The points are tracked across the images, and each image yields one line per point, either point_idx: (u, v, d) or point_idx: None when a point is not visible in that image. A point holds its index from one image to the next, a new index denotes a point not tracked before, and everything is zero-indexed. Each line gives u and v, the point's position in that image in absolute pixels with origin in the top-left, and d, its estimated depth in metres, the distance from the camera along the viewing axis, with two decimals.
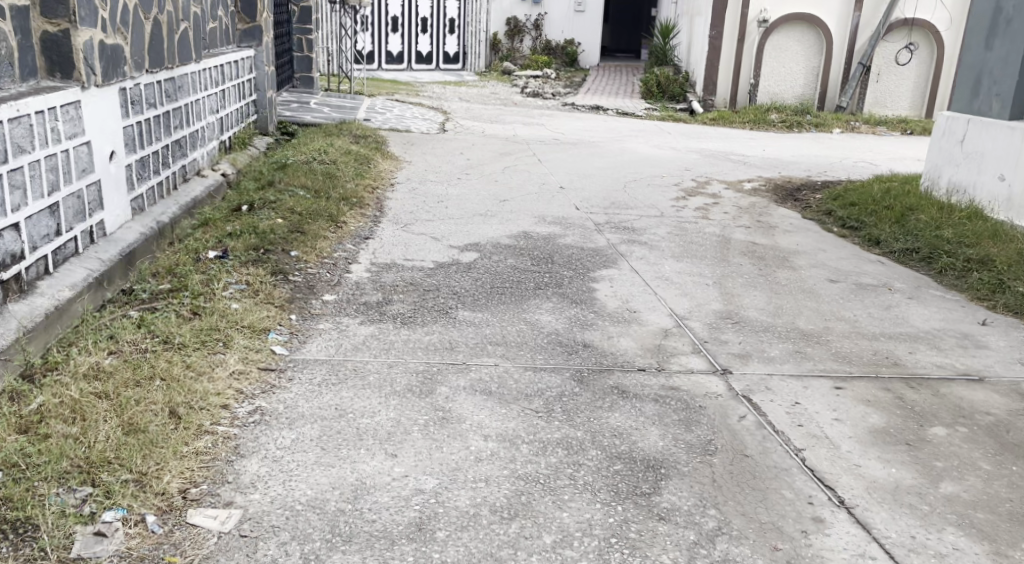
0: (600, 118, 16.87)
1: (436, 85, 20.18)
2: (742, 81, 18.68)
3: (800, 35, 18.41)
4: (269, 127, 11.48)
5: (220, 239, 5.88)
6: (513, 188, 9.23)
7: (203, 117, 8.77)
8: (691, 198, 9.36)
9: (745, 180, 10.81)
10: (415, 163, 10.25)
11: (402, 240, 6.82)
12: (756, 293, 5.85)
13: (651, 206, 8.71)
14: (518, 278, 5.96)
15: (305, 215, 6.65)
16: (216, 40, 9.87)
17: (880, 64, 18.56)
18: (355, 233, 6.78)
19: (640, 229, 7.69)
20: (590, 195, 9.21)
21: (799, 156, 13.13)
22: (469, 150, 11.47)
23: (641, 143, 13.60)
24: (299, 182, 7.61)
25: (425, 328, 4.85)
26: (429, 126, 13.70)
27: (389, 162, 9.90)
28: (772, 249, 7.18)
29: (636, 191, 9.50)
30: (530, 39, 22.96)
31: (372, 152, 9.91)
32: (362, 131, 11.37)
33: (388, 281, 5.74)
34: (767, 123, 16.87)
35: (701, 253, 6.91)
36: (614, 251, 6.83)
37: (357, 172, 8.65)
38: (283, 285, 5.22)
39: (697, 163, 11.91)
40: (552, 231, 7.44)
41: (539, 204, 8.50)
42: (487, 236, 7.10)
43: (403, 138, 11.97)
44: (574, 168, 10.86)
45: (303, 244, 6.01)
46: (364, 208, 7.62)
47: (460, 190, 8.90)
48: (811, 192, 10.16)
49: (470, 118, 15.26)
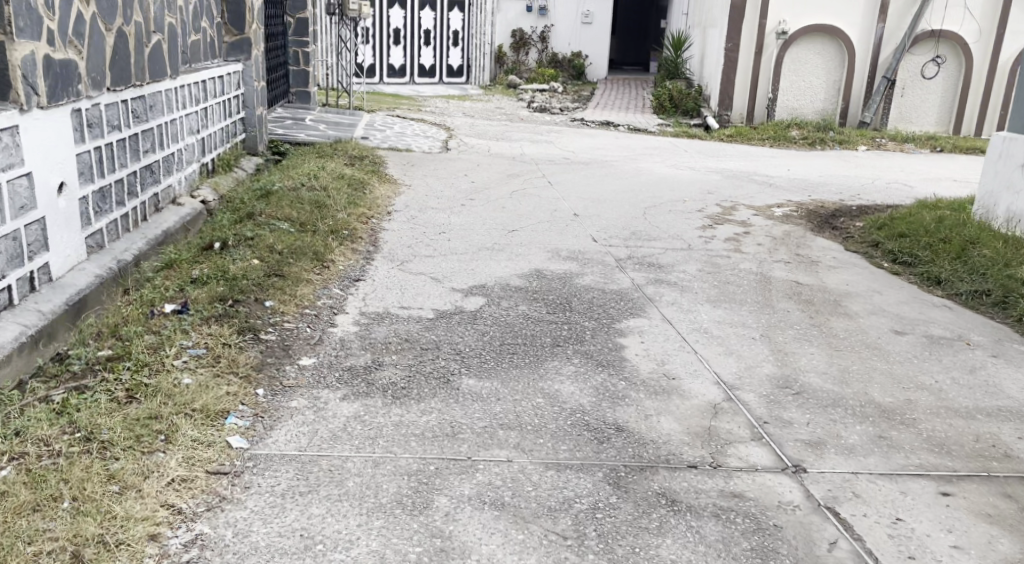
0: (612, 135, 16.03)
1: (439, 99, 19.37)
2: (760, 95, 17.84)
3: (820, 47, 17.61)
4: (258, 147, 10.64)
5: (183, 286, 5.00)
6: (523, 215, 8.39)
7: (180, 139, 7.89)
8: (718, 226, 8.51)
9: (775, 205, 9.98)
10: (416, 187, 9.42)
11: (397, 281, 5.95)
12: (813, 349, 4.99)
13: (677, 237, 7.86)
14: (532, 333, 5.07)
15: (286, 255, 5.76)
16: (198, 54, 9.02)
17: (905, 78, 17.77)
18: (344, 274, 5.90)
19: (667, 265, 6.83)
20: (609, 223, 8.35)
21: (828, 176, 12.29)
22: (474, 171, 10.63)
23: (657, 162, 12.74)
24: (283, 213, 6.73)
25: (421, 403, 3.97)
26: (431, 144, 12.87)
27: (387, 187, 9.05)
28: (820, 290, 6.33)
29: (659, 219, 8.65)
30: (536, 52, 22.15)
31: (368, 176, 9.05)
32: (359, 151, 10.52)
33: (379, 336, 4.86)
34: (788, 140, 16.02)
35: (740, 296, 6.06)
36: (640, 294, 5.97)
37: (351, 200, 7.78)
38: (251, 349, 4.34)
39: (720, 185, 11.05)
40: (569, 268, 6.59)
41: (552, 235, 7.65)
42: (495, 275, 6.23)
43: (403, 158, 11.12)
44: (587, 191, 10.00)
45: (280, 292, 5.12)
46: (356, 242, 6.75)
47: (465, 219, 8.05)
48: (848, 219, 9.33)
49: (474, 135, 14.43)
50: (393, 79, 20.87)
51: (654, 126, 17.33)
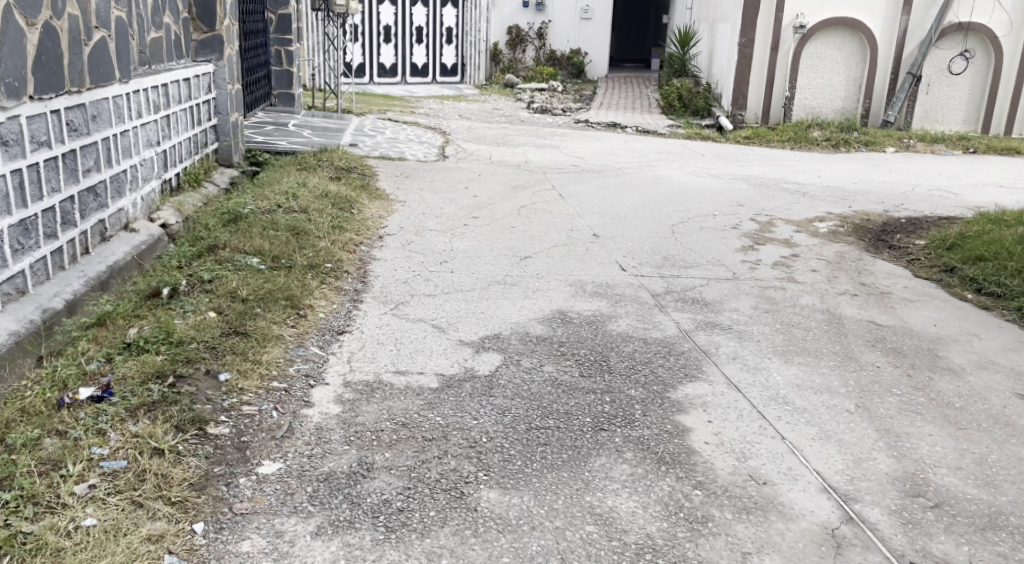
0: (620, 137, 14.92)
1: (433, 100, 18.22)
2: (776, 93, 16.73)
3: (840, 42, 16.51)
4: (234, 158, 9.47)
5: (111, 354, 3.81)
6: (536, 237, 7.29)
7: (135, 153, 6.72)
8: (760, 248, 7.42)
9: (817, 219, 8.90)
10: (412, 203, 8.28)
11: (390, 332, 4.79)
12: (928, 427, 3.90)
13: (718, 261, 6.78)
14: (567, 410, 3.91)
15: (250, 305, 4.58)
16: (160, 53, 7.84)
17: (931, 74, 16.69)
18: (324, 326, 4.73)
19: (714, 301, 5.72)
20: (635, 245, 7.24)
21: (863, 184, 11.21)
22: (477, 183, 9.51)
23: (674, 168, 11.62)
24: (251, 245, 5.56)
25: (426, 540, 2.88)
26: (427, 151, 11.73)
27: (379, 204, 7.91)
28: (906, 333, 5.23)
29: (692, 240, 7.55)
30: (533, 49, 21.01)
31: (356, 193, 7.88)
32: (346, 162, 9.35)
33: (368, 420, 3.69)
34: (810, 142, 14.92)
35: (812, 345, 4.96)
36: (691, 346, 4.84)
37: (334, 225, 6.61)
38: (192, 458, 3.16)
39: (749, 196, 9.94)
40: (599, 307, 5.49)
41: (573, 263, 6.53)
42: (511, 322, 5.10)
43: (396, 168, 9.97)
44: (604, 205, 8.88)
45: (237, 359, 3.94)
46: (339, 279, 5.58)
47: (470, 242, 6.93)
48: (904, 235, 8.26)
49: (473, 140, 13.30)
50: (384, 79, 19.70)
51: (664, 127, 16.20)
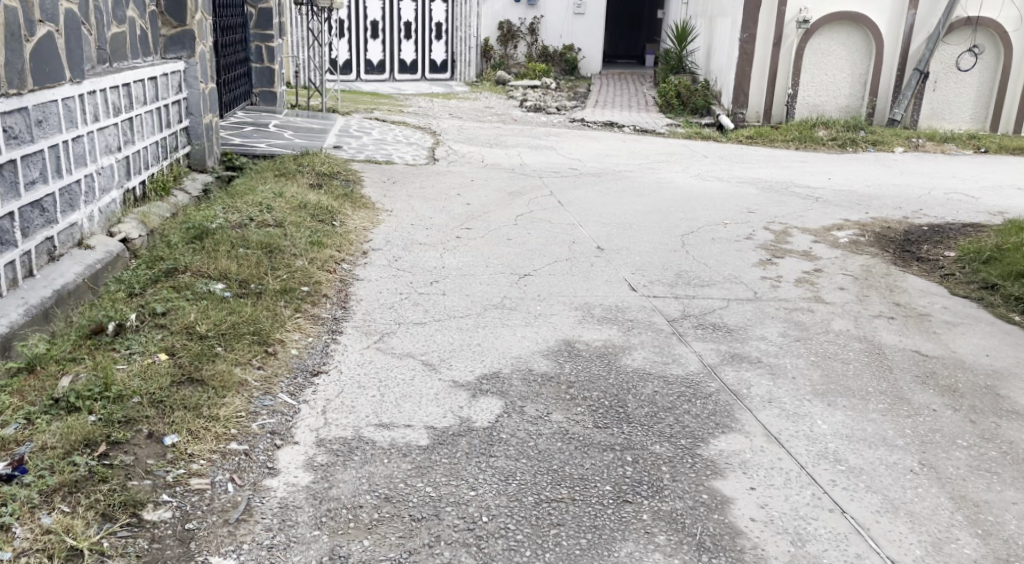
0: (618, 137, 14.30)
1: (422, 98, 17.56)
2: (778, 91, 16.15)
3: (844, 37, 15.93)
4: (207, 163, 8.81)
5: (34, 414, 3.17)
6: (534, 252, 6.67)
7: (92, 161, 6.07)
8: (779, 262, 6.81)
9: (834, 228, 8.32)
10: (400, 212, 7.65)
11: (373, 372, 4.16)
12: (1010, 493, 3.30)
13: (736, 279, 6.17)
14: (582, 475, 3.28)
15: (211, 344, 3.94)
16: (122, 50, 7.17)
17: (937, 71, 16.14)
18: (298, 366, 4.09)
19: (738, 328, 5.11)
20: (643, 260, 6.63)
21: (876, 188, 10.65)
22: (470, 189, 8.88)
23: (677, 171, 11.02)
24: (216, 268, 4.91)
25: None
26: (416, 153, 11.09)
27: (363, 215, 7.27)
28: (957, 366, 4.64)
29: (706, 253, 6.94)
30: (525, 45, 20.37)
31: (338, 202, 7.23)
32: (328, 167, 8.70)
33: (344, 493, 3.07)
34: (815, 141, 14.34)
35: (855, 383, 4.35)
36: (719, 385, 4.22)
37: (312, 241, 5.96)
38: (119, 559, 2.67)
39: (759, 202, 9.35)
40: (609, 336, 4.86)
41: (577, 282, 5.90)
42: (511, 357, 4.48)
43: (383, 173, 9.34)
44: (606, 213, 8.26)
45: (188, 415, 3.30)
46: (316, 306, 4.93)
47: (464, 259, 6.31)
48: (929, 245, 7.69)
49: (464, 141, 12.67)
50: (372, 76, 19.01)
51: (663, 126, 15.59)
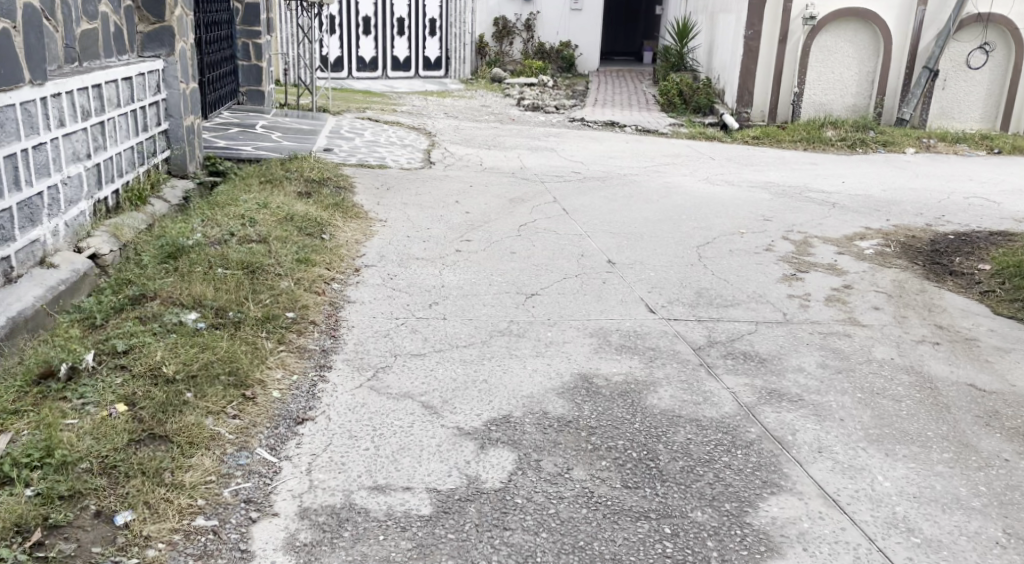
0: (620, 138, 13.81)
1: (416, 96, 17.03)
2: (784, 90, 15.65)
3: (852, 35, 15.41)
4: (189, 168, 8.28)
5: None
6: (540, 268, 6.17)
7: (58, 169, 5.55)
8: (804, 277, 6.32)
9: (856, 237, 7.83)
10: (394, 222, 7.13)
11: (367, 417, 3.65)
12: None
13: (761, 298, 5.67)
14: (614, 554, 2.86)
15: (177, 389, 3.42)
16: (93, 49, 6.64)
17: (947, 69, 15.67)
18: (280, 413, 3.56)
19: (771, 357, 4.61)
20: (658, 276, 6.13)
21: (893, 192, 10.16)
22: (468, 196, 8.37)
23: (684, 175, 10.52)
24: (189, 293, 4.38)
25: None
26: (411, 156, 10.56)
27: (355, 225, 6.75)
28: (1021, 404, 4.15)
29: (724, 267, 6.44)
30: (521, 42, 19.85)
31: (328, 212, 6.71)
32: (318, 172, 8.18)
33: None
34: (823, 142, 13.87)
35: (911, 425, 3.84)
36: (759, 430, 3.71)
37: (297, 259, 5.43)
38: None
39: (773, 209, 8.86)
40: (630, 368, 4.36)
41: (588, 304, 5.40)
42: (522, 397, 3.97)
43: (377, 179, 8.82)
44: (613, 222, 7.78)
45: (145, 485, 2.89)
46: (301, 337, 4.40)
47: (465, 277, 5.80)
48: (961, 257, 7.20)
49: (460, 142, 12.16)
50: (364, 73, 18.45)
51: (666, 126, 15.10)
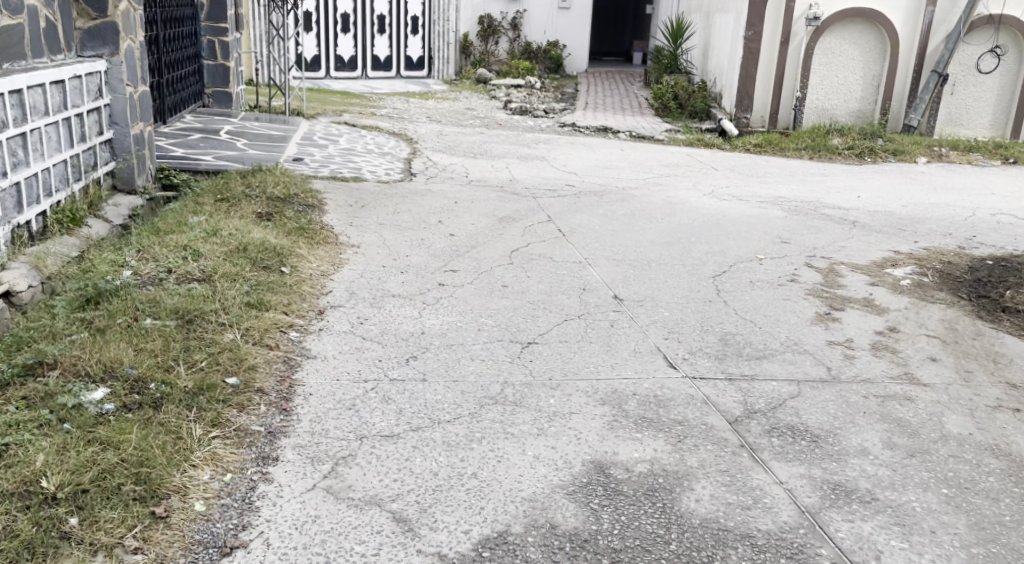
0: (613, 145, 12.97)
1: (397, 97, 16.12)
2: (785, 94, 14.84)
3: (857, 36, 14.63)
4: (137, 182, 7.33)
5: None
6: (536, 307, 5.31)
7: None
8: (840, 316, 5.48)
9: (886, 264, 7.02)
10: (368, 249, 6.24)
11: (318, 539, 2.85)
12: None
13: (797, 348, 4.83)
14: None
15: (54, 516, 2.70)
16: (19, 49, 5.74)
17: (956, 73, 14.90)
18: (199, 538, 2.80)
19: (825, 433, 3.76)
20: (674, 317, 5.27)
21: (913, 209, 9.36)
22: (452, 215, 7.50)
23: (687, 188, 9.69)
24: (99, 359, 3.48)
25: None
26: (390, 166, 9.67)
27: (322, 253, 5.87)
28: None
29: (748, 305, 5.59)
30: (507, 41, 18.98)
31: (291, 240, 5.81)
32: (284, 189, 7.29)
33: None
34: (830, 151, 13.05)
35: (1021, 542, 3.03)
36: (833, 554, 2.92)
37: (245, 303, 4.52)
38: None
39: (789, 229, 8.03)
40: (654, 453, 3.49)
41: (595, 357, 4.53)
42: (522, 501, 3.09)
43: (352, 194, 7.92)
44: (615, 247, 6.93)
45: None
46: (241, 415, 3.47)
47: (449, 320, 4.93)
48: (1008, 287, 6.39)
49: (443, 149, 11.27)
50: (342, 73, 17.51)
51: (662, 132, 14.26)
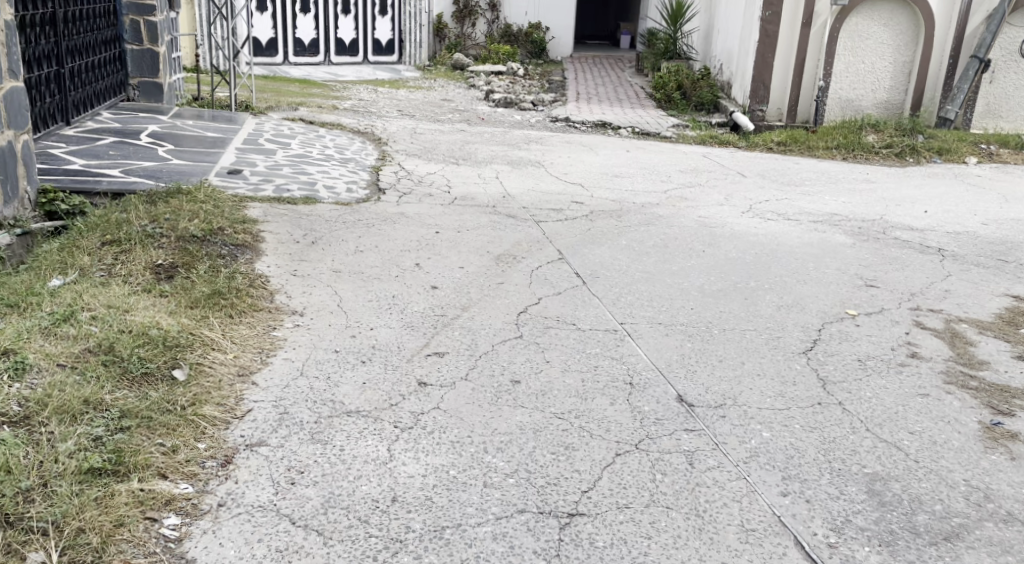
0: (618, 144, 11.15)
1: (363, 86, 14.16)
2: (806, 82, 13.01)
3: (887, 17, 12.70)
4: (3, 212, 5.36)
5: None
6: (566, 428, 3.46)
7: None
8: (1020, 430, 3.67)
9: (1016, 319, 5.23)
10: (315, 322, 4.37)
11: None
12: None
13: (996, 511, 3.01)
14: None
15: None
16: None
17: (997, 58, 13.04)
18: None
19: None
20: (778, 440, 3.44)
21: (996, 228, 7.60)
22: (433, 255, 5.65)
23: (719, 203, 7.89)
24: None
25: None
26: (353, 178, 7.80)
27: (242, 335, 4.03)
28: None
29: (879, 410, 3.76)
30: (484, 23, 17.04)
31: (194, 316, 3.96)
32: (206, 222, 5.45)
33: None
34: (866, 149, 11.20)
35: None
36: None
37: (84, 470, 2.68)
38: None
39: (866, 264, 6.22)
40: None
41: (681, 551, 2.75)
42: None
43: (300, 224, 6.05)
44: (655, 299, 5.15)
45: None
46: None
47: (438, 468, 3.10)
48: None
49: (418, 153, 9.38)
50: (302, 58, 15.42)
51: (668, 127, 12.43)
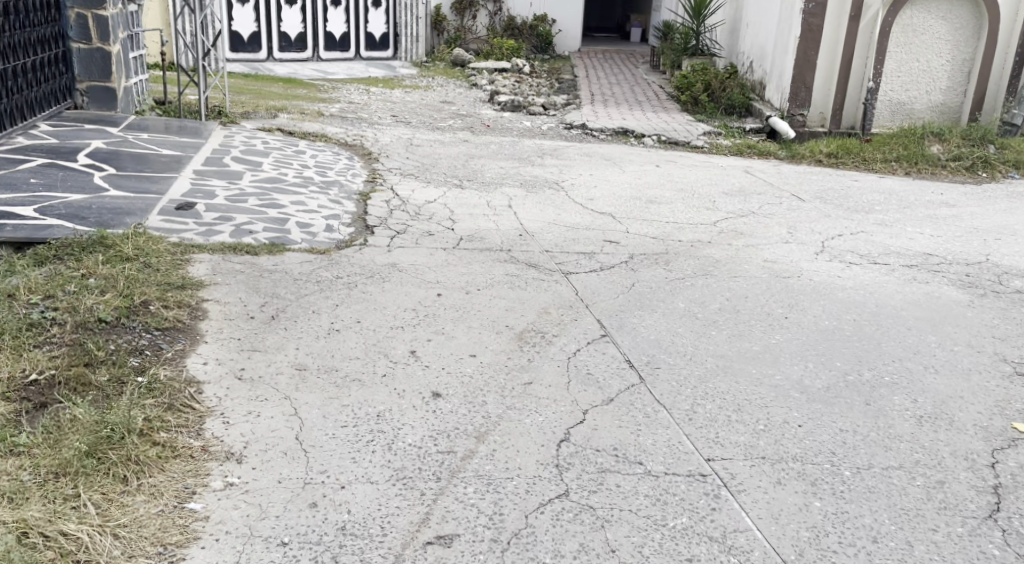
0: (646, 157, 9.67)
1: (354, 86, 12.65)
2: (852, 83, 10.97)
3: (947, 7, 10.67)
4: None
5: None
6: None
7: None
8: None
9: None
10: (258, 480, 2.91)
11: None
12: None
13: None
14: None
15: None
16: None
17: None
18: None
19: None
20: None
21: None
22: (434, 335, 4.18)
23: (784, 240, 6.42)
24: None
25: None
26: (334, 209, 6.32)
27: (140, 515, 2.70)
28: None
29: None
30: (486, 14, 15.50)
31: (57, 495, 2.66)
32: (123, 294, 3.97)
33: None
34: (931, 163, 9.76)
35: None
36: None
37: None
38: None
39: (1001, 335, 4.74)
40: None
41: None
42: None
43: (258, 287, 4.56)
44: (745, 407, 3.68)
45: None
46: None
47: None
48: None
49: (414, 172, 7.90)
50: (288, 54, 13.88)
51: (699, 135, 10.88)
